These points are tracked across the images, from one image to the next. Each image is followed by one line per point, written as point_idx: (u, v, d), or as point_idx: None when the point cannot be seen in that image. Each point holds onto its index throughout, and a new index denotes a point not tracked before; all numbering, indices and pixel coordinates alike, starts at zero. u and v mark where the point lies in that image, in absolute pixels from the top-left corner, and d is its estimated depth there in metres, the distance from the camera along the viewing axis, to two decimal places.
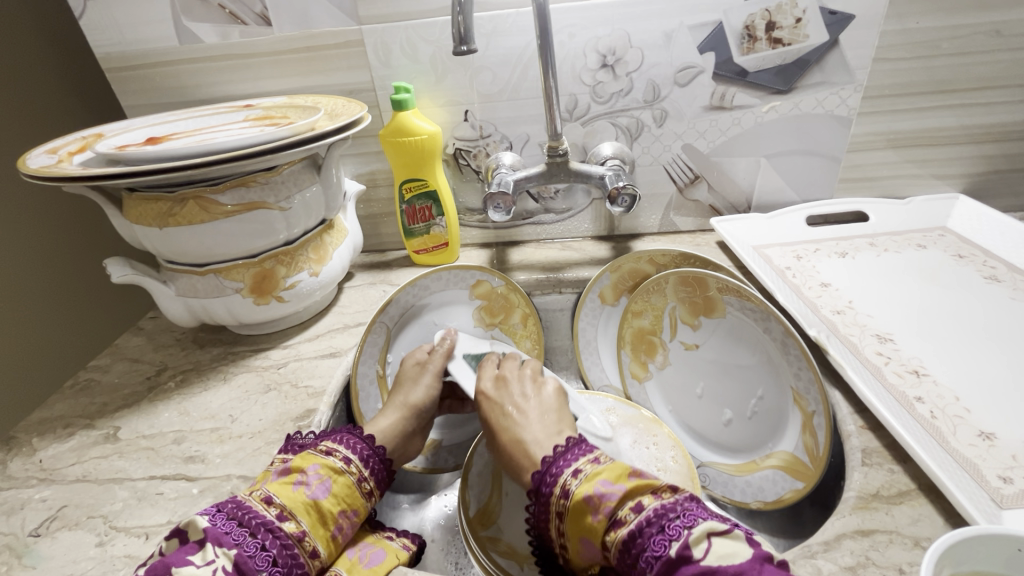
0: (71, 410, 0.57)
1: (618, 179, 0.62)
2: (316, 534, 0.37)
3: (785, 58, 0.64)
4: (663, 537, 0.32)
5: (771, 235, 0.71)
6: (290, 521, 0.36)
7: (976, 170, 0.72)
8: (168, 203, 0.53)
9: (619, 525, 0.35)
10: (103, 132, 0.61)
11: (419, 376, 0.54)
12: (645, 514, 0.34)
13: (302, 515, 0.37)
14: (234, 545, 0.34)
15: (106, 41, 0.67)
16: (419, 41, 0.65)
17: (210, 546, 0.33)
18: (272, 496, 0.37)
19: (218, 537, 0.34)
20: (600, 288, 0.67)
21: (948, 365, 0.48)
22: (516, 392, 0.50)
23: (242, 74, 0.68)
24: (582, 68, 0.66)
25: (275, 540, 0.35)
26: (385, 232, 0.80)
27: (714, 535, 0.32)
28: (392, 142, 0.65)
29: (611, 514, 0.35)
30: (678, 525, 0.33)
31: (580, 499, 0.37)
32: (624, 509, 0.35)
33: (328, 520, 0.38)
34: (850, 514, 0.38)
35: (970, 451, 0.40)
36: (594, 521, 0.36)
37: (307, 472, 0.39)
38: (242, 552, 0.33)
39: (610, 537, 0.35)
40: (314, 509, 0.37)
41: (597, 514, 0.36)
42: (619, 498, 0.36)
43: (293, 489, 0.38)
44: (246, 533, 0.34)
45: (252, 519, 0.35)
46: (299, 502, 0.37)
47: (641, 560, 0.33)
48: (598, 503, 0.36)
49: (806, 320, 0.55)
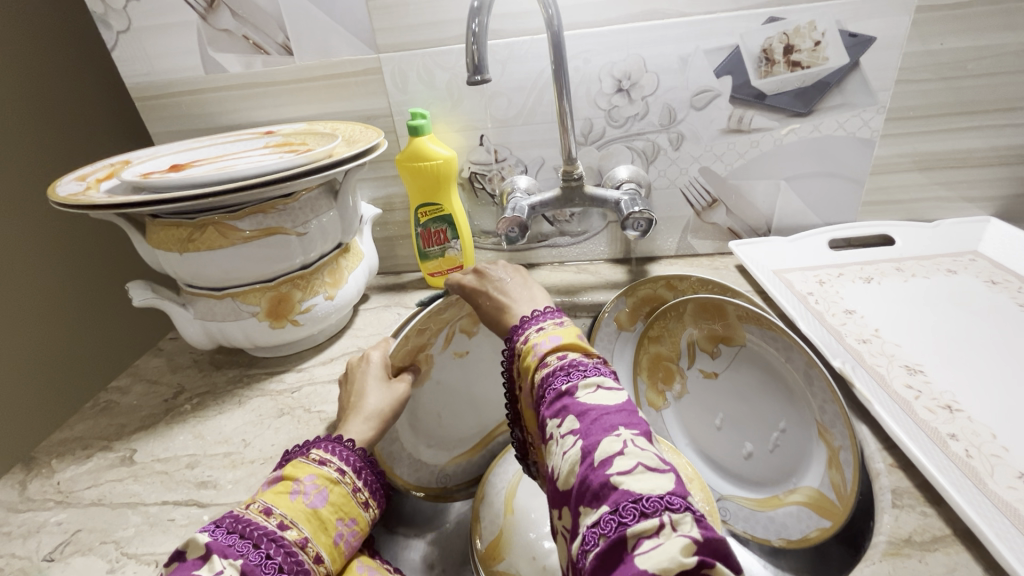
0: (91, 432, 0.57)
1: (633, 203, 0.61)
2: (317, 540, 0.36)
3: (804, 80, 0.64)
4: (564, 375, 0.33)
5: (793, 259, 0.69)
6: (290, 530, 0.35)
7: (1007, 192, 0.70)
8: (188, 229, 0.54)
9: (543, 366, 0.35)
10: (131, 158, 0.63)
11: (376, 379, 0.50)
12: (565, 360, 0.35)
13: (303, 523, 0.36)
14: (239, 556, 0.33)
15: (136, 72, 0.70)
16: (435, 68, 0.66)
17: (216, 558, 0.32)
18: (270, 505, 0.36)
19: (222, 550, 0.33)
20: (616, 314, 0.65)
21: (983, 399, 0.46)
22: (494, 278, 0.46)
23: (264, 102, 0.70)
24: (597, 92, 0.66)
25: (278, 549, 0.34)
26: (401, 254, 0.80)
27: (600, 386, 0.32)
28: (407, 167, 0.66)
29: (541, 355, 0.36)
30: (580, 371, 0.33)
31: (528, 346, 0.38)
32: (554, 354, 0.36)
33: (328, 527, 0.37)
34: (880, 561, 0.36)
35: (1010, 495, 0.38)
36: (530, 360, 0.37)
37: (302, 481, 0.38)
38: (248, 562, 0.32)
39: (535, 374, 0.35)
40: (314, 517, 0.37)
41: (533, 355, 0.37)
42: (555, 344, 0.36)
43: (290, 498, 0.37)
44: (250, 544, 0.33)
45: (253, 530, 0.34)
46: (299, 510, 0.36)
47: (544, 395, 0.34)
48: (540, 346, 0.37)
49: (830, 350, 0.53)
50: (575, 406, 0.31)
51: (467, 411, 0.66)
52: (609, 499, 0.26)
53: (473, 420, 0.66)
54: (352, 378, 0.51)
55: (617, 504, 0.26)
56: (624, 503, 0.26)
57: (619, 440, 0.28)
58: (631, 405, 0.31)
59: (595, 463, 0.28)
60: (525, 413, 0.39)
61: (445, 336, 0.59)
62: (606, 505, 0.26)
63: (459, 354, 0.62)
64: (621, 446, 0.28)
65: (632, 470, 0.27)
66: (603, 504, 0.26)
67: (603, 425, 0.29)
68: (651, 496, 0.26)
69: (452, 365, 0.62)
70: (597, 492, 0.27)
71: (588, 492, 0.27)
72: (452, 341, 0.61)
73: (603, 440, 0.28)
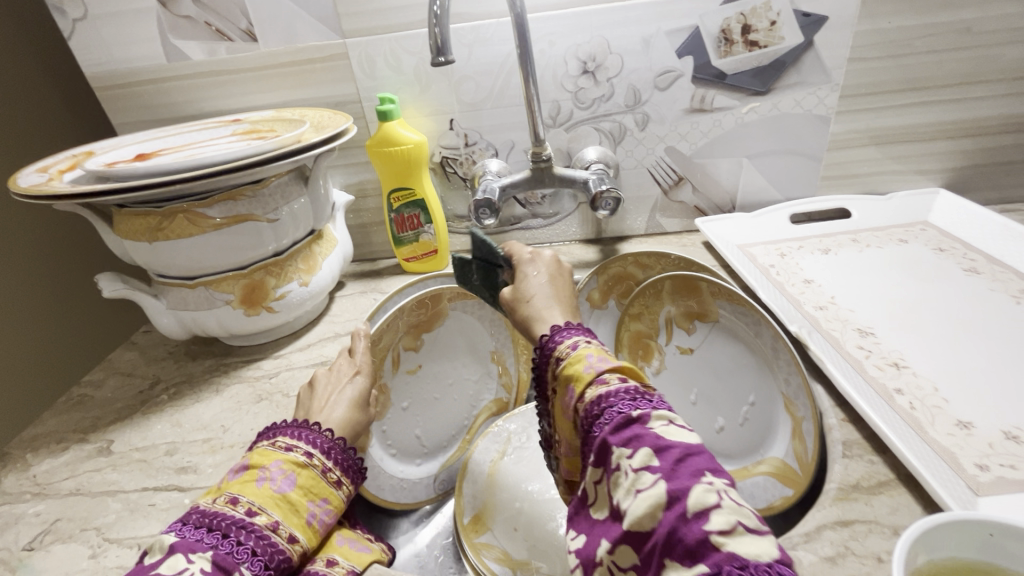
0: (66, 425, 0.57)
1: (601, 183, 0.64)
2: (289, 522, 0.37)
3: (761, 60, 0.66)
4: (631, 401, 0.31)
5: (755, 234, 0.72)
6: (260, 515, 0.36)
7: (954, 165, 0.73)
8: (157, 217, 0.54)
9: (600, 384, 0.33)
10: (94, 149, 0.62)
11: (346, 377, 0.51)
12: (629, 384, 0.32)
13: (272, 508, 0.37)
14: (209, 548, 0.33)
15: (95, 61, 0.68)
16: (402, 53, 0.66)
17: (182, 553, 0.32)
18: (236, 495, 0.37)
19: (189, 546, 0.33)
20: (589, 291, 0.69)
21: (929, 357, 0.49)
22: (529, 272, 0.45)
23: (230, 89, 0.70)
24: (562, 75, 0.67)
25: (250, 535, 0.35)
26: (376, 241, 0.81)
27: (673, 422, 0.30)
28: (378, 153, 0.67)
29: (599, 372, 0.34)
30: (649, 401, 0.31)
31: (580, 355, 0.36)
32: (613, 374, 0.33)
33: (300, 509, 0.38)
34: (830, 506, 0.39)
35: (948, 440, 0.41)
36: (582, 373, 0.34)
37: (269, 468, 0.39)
38: (219, 551, 0.33)
39: (588, 389, 0.33)
40: (283, 500, 0.38)
41: (587, 367, 0.34)
42: (612, 363, 0.34)
43: (256, 484, 0.38)
44: (219, 535, 0.34)
45: (220, 520, 0.35)
46: (267, 496, 0.37)
47: (602, 415, 0.31)
48: (594, 361, 0.35)
49: (788, 317, 0.56)
50: (652, 439, 0.29)
51: (446, 417, 0.70)
52: (709, 558, 0.24)
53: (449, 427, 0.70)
54: (323, 376, 0.52)
55: (721, 566, 0.23)
56: (730, 567, 0.23)
57: (715, 492, 0.25)
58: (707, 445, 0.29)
59: (690, 519, 0.25)
60: (560, 424, 0.37)
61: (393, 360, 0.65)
62: (704, 564, 0.24)
63: (410, 371, 0.67)
64: (717, 498, 0.25)
65: (734, 531, 0.25)
66: (700, 562, 0.24)
67: (689, 469, 0.27)
68: (760, 563, 0.24)
69: (407, 381, 0.67)
70: (692, 546, 0.25)
71: (681, 546, 0.25)
72: (400, 361, 0.65)
73: (694, 488, 0.26)
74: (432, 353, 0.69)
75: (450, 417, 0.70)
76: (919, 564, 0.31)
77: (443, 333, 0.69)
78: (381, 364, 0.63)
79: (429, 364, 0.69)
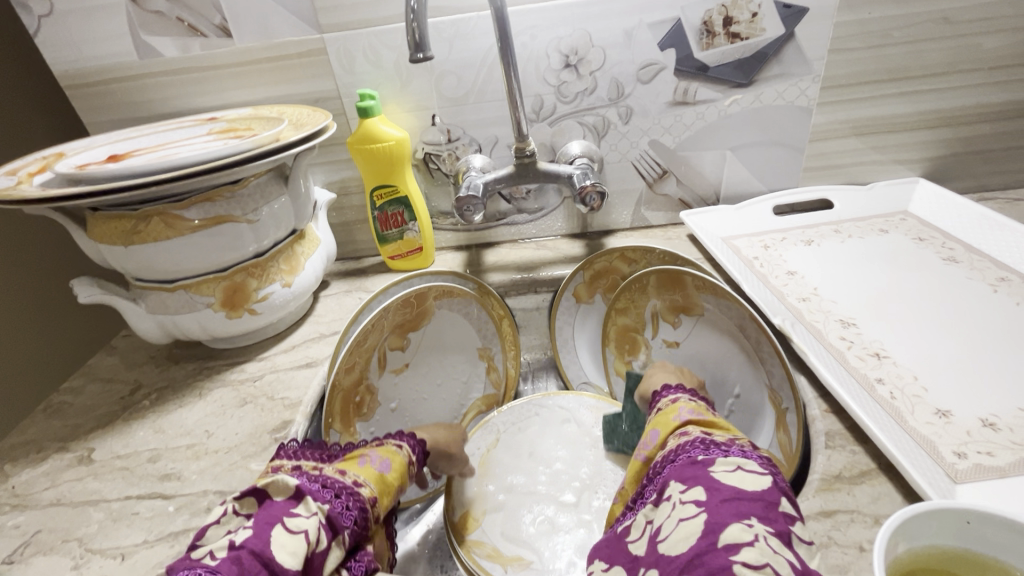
0: (44, 434, 0.56)
1: (586, 178, 0.63)
2: (383, 501, 0.43)
3: (743, 52, 0.66)
4: (704, 448, 0.36)
5: (739, 226, 0.72)
6: (365, 488, 0.42)
7: (933, 154, 0.74)
8: (132, 221, 0.53)
9: (682, 433, 0.39)
10: (64, 151, 0.61)
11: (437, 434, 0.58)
12: (708, 436, 0.37)
13: (374, 484, 0.43)
14: (327, 502, 0.39)
15: (62, 58, 0.66)
16: (381, 47, 0.65)
17: (310, 499, 0.38)
18: (345, 468, 0.43)
19: (313, 494, 0.38)
20: (574, 287, 0.71)
21: (908, 346, 0.50)
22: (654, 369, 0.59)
23: (205, 87, 0.68)
24: (545, 68, 0.66)
25: (356, 502, 0.40)
26: (360, 239, 0.80)
27: (742, 469, 0.33)
28: (360, 150, 0.66)
29: (686, 421, 0.40)
30: (721, 450, 0.36)
31: (673, 406, 0.42)
32: (695, 426, 0.39)
33: (391, 491, 0.44)
34: (814, 496, 0.39)
35: (927, 429, 0.42)
36: (672, 420, 0.41)
37: (370, 453, 0.45)
38: (334, 508, 0.39)
39: (672, 435, 0.39)
40: (382, 479, 0.44)
41: (676, 418, 0.41)
42: (700, 416, 0.40)
43: (361, 464, 0.44)
44: (333, 494, 0.40)
45: (334, 482, 0.41)
46: (371, 473, 0.44)
47: (676, 457, 0.37)
48: (684, 413, 0.41)
49: (771, 309, 0.57)
50: (707, 480, 0.33)
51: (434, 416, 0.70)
52: None
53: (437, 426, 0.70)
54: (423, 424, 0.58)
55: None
56: None
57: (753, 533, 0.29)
58: (764, 494, 0.32)
59: (719, 549, 0.29)
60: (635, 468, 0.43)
61: (378, 361, 0.65)
62: None
63: (396, 370, 0.67)
64: (752, 538, 0.29)
65: (762, 568, 0.27)
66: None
67: (733, 510, 0.30)
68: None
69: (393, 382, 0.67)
70: (713, 567, 0.28)
71: (703, 566, 0.28)
72: (386, 362, 0.66)
73: (732, 526, 0.30)
74: (417, 352, 0.69)
75: (437, 416, 0.70)
76: (899, 553, 0.32)
77: (429, 332, 0.69)
78: (368, 364, 0.63)
79: (416, 364, 0.69)
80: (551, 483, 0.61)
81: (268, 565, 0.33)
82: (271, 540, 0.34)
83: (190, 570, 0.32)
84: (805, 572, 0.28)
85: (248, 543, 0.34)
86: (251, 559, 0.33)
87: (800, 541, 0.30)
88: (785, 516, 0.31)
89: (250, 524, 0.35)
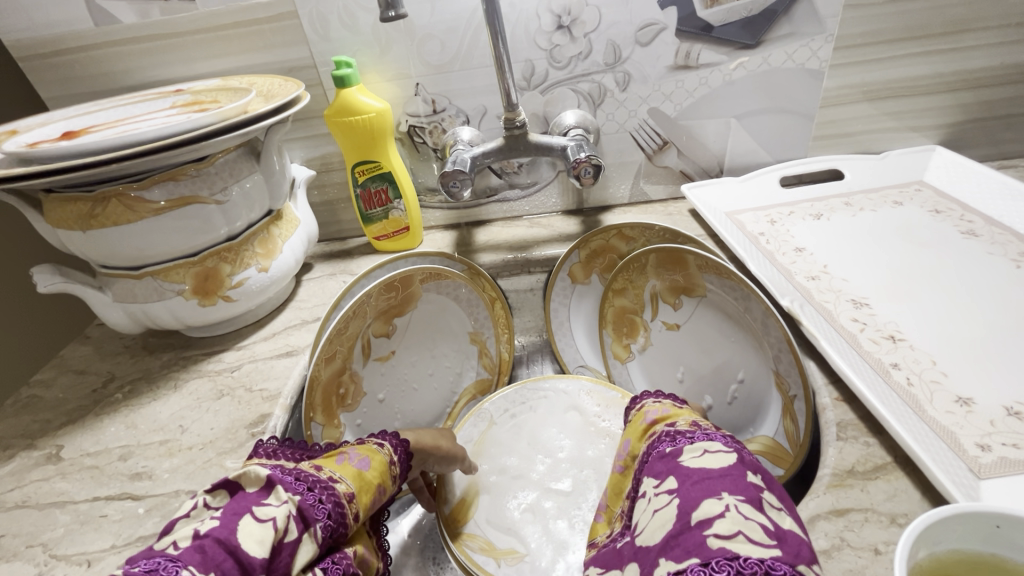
0: (12, 431, 0.53)
1: (580, 150, 0.58)
2: (360, 500, 0.40)
3: (751, 9, 0.60)
4: (671, 440, 0.35)
5: (744, 200, 0.68)
6: (340, 483, 0.39)
7: (951, 120, 0.70)
8: (87, 203, 0.49)
9: (651, 433, 0.38)
10: (18, 128, 0.56)
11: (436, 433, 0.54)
12: (675, 428, 0.37)
13: (351, 480, 0.40)
14: (297, 493, 0.36)
15: (11, 26, 0.61)
16: (357, 9, 0.60)
17: (281, 488, 0.35)
18: (322, 464, 0.40)
19: (284, 484, 0.36)
20: (569, 267, 0.68)
21: (925, 328, 0.47)
22: None
23: (169, 56, 0.63)
24: (536, 30, 0.61)
25: (330, 496, 0.37)
26: (344, 218, 0.76)
27: (707, 451, 0.33)
28: (338, 123, 0.61)
29: (653, 420, 0.39)
30: (687, 437, 0.35)
31: (641, 408, 0.42)
32: (664, 422, 0.39)
33: (369, 488, 0.41)
34: (825, 493, 0.36)
35: (947, 419, 0.38)
36: (640, 424, 0.40)
37: (348, 451, 0.43)
38: (305, 500, 0.35)
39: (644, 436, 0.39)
40: (360, 476, 0.41)
41: (644, 419, 0.40)
42: (664, 412, 0.39)
43: (339, 462, 0.41)
44: (306, 486, 0.37)
45: (308, 476, 0.38)
46: (348, 470, 0.41)
47: (649, 456, 0.36)
48: (652, 412, 0.40)
49: (778, 289, 0.53)
50: (679, 469, 0.32)
51: (424, 404, 0.67)
52: (700, 552, 0.27)
53: (427, 414, 0.68)
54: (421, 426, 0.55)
55: (710, 560, 0.26)
56: (717, 558, 0.26)
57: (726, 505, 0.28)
58: (734, 468, 0.31)
59: (692, 530, 0.28)
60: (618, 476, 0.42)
61: (361, 349, 0.62)
62: (696, 557, 0.27)
63: (382, 358, 0.64)
64: (721, 509, 0.28)
65: (733, 537, 0.27)
66: (692, 556, 0.27)
67: (704, 489, 0.30)
68: (749, 559, 0.26)
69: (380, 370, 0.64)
70: (688, 545, 0.28)
71: (679, 545, 0.28)
72: (371, 349, 0.63)
73: (703, 503, 0.29)
74: (404, 339, 0.66)
75: (428, 403, 0.67)
76: (919, 559, 0.29)
77: (417, 317, 0.66)
78: (351, 352, 0.60)
79: (403, 351, 0.66)
80: (548, 473, 0.59)
81: (234, 553, 0.30)
82: (238, 528, 0.32)
83: (150, 560, 0.29)
84: (779, 533, 0.27)
85: (212, 532, 0.31)
86: (214, 547, 0.30)
87: (772, 506, 0.29)
88: (755, 485, 0.30)
89: (218, 514, 0.33)
